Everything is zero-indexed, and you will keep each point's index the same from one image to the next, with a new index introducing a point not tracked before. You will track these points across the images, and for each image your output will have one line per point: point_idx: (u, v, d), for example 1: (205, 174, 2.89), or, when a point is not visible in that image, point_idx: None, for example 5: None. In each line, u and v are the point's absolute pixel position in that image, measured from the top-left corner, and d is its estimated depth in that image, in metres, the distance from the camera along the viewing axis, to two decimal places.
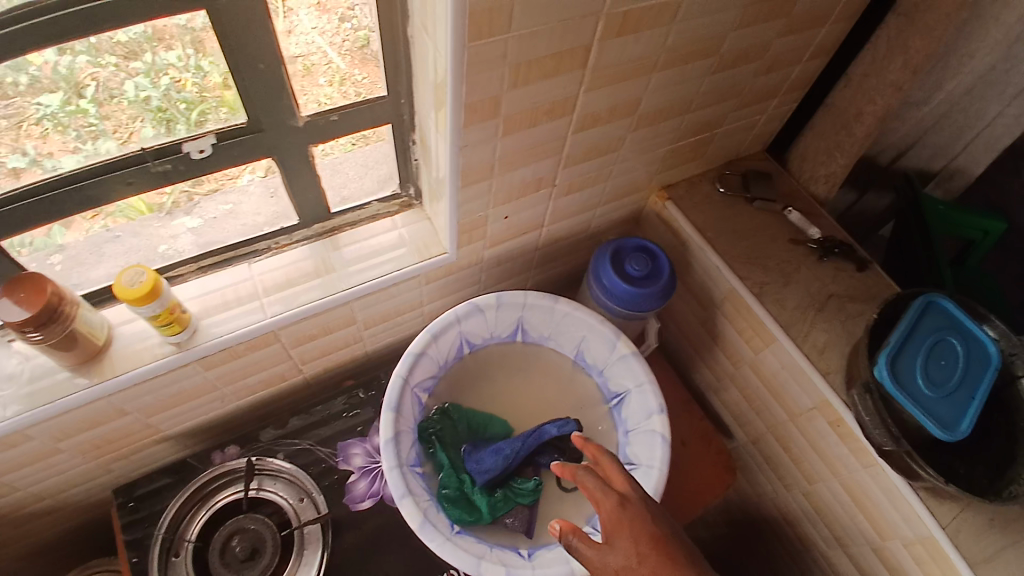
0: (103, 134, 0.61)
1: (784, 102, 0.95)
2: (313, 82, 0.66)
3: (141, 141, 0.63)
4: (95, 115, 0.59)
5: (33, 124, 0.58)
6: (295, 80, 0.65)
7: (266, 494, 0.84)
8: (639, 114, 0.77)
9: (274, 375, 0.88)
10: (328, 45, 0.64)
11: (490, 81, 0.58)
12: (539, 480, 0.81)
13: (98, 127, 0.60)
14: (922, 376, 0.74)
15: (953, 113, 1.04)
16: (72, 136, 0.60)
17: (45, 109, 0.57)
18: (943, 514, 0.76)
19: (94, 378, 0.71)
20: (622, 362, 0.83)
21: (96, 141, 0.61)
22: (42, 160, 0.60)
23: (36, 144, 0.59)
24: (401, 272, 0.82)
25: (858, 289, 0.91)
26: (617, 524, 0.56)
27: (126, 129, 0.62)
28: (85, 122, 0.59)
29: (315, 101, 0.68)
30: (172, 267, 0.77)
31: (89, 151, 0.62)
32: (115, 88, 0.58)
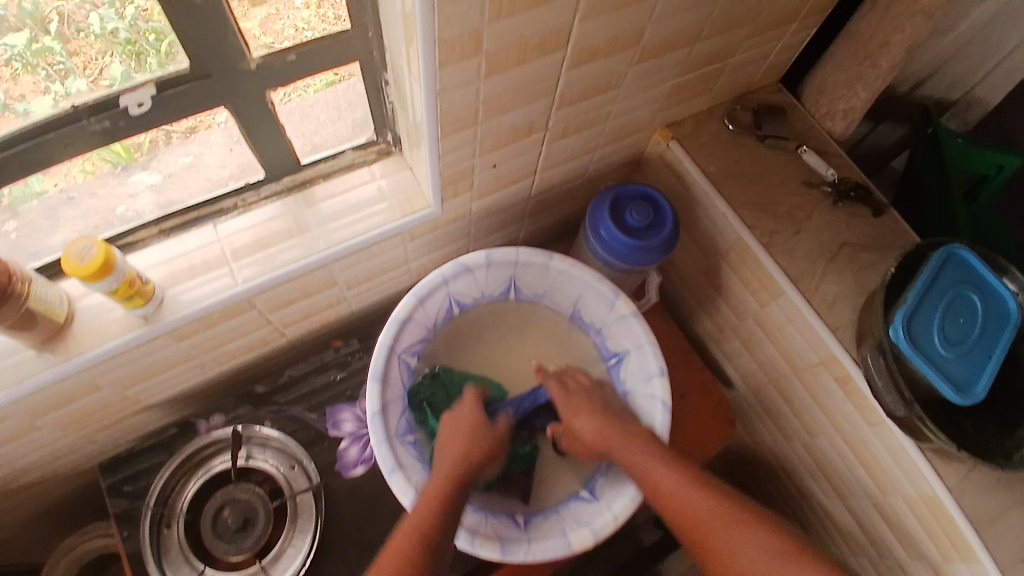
0: (72, 72, 0.54)
1: (802, 27, 0.85)
2: (288, 4, 0.57)
3: (110, 79, 0.55)
4: (62, 52, 0.52)
5: (1, 65, 0.51)
6: (237, 3, 0.54)
7: (256, 462, 0.84)
8: (642, 45, 0.68)
9: (254, 341, 0.83)
10: None
11: (469, 14, 0.49)
12: (533, 445, 0.80)
13: (66, 65, 0.53)
14: (940, 335, 0.70)
15: (984, 37, 0.94)
16: (42, 77, 0.53)
17: (10, 49, 0.51)
18: (948, 473, 0.75)
19: (61, 357, 0.66)
20: (621, 323, 0.78)
21: (65, 80, 0.54)
22: (12, 103, 0.53)
23: (5, 86, 0.52)
24: (382, 230, 0.75)
25: (872, 236, 0.85)
26: (570, 399, 0.75)
27: (95, 66, 0.54)
28: (52, 61, 0.53)
29: (292, 27, 0.59)
30: (132, 232, 0.71)
31: (59, 91, 0.54)
32: (81, 21, 0.51)
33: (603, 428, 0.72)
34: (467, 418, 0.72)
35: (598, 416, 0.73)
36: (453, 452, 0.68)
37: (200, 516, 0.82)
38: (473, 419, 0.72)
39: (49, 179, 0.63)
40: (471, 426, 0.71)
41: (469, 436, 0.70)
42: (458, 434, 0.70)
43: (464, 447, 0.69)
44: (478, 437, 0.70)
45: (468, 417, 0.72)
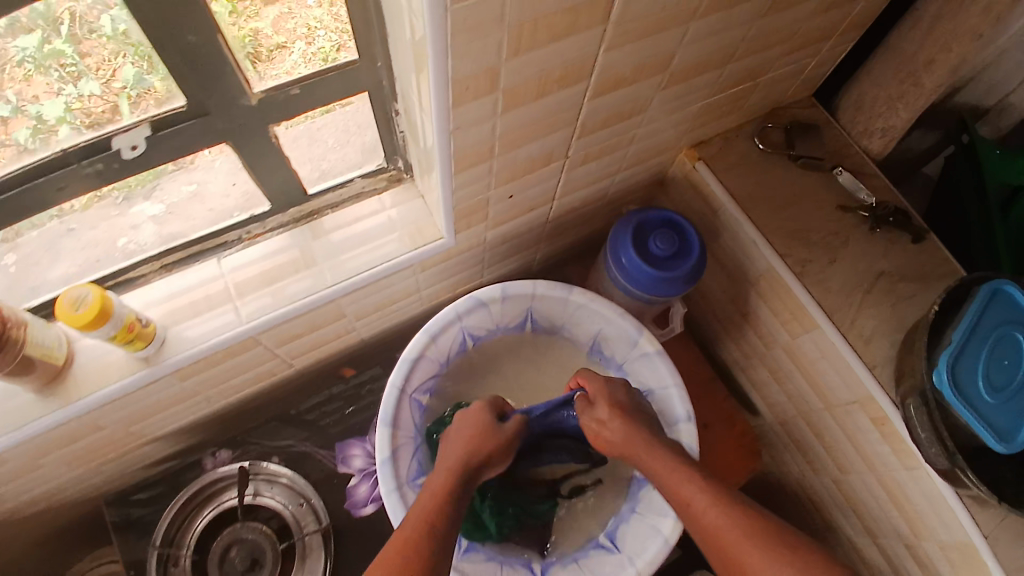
0: (84, 74, 0.50)
1: (840, 42, 0.80)
2: (300, 3, 0.52)
3: (123, 80, 0.51)
4: (74, 54, 0.48)
5: (15, 66, 0.47)
6: (241, 20, 0.50)
7: (262, 499, 0.83)
8: (670, 70, 0.63)
9: (262, 373, 0.80)
10: None
11: (485, 51, 0.46)
12: (552, 500, 0.78)
13: (78, 67, 0.49)
14: (984, 380, 0.65)
15: None
16: (55, 78, 0.50)
17: (23, 52, 0.47)
18: (985, 520, 0.70)
19: (61, 401, 0.64)
20: (644, 360, 0.74)
21: (78, 82, 0.50)
22: (25, 107, 0.50)
23: (18, 89, 0.49)
24: (392, 263, 0.72)
25: (912, 265, 0.80)
26: (603, 390, 0.68)
27: (108, 67, 0.50)
28: (64, 63, 0.49)
29: (305, 25, 0.54)
30: (135, 266, 0.68)
31: (73, 93, 0.51)
32: (93, 23, 0.46)
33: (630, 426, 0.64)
34: (474, 419, 0.67)
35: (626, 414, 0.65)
36: (455, 451, 0.63)
37: (207, 555, 0.81)
38: (477, 419, 0.67)
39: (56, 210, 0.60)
40: (476, 427, 0.66)
41: (472, 435, 0.64)
42: (461, 434, 0.65)
43: (465, 445, 0.63)
44: (483, 437, 0.65)
45: (476, 419, 0.67)
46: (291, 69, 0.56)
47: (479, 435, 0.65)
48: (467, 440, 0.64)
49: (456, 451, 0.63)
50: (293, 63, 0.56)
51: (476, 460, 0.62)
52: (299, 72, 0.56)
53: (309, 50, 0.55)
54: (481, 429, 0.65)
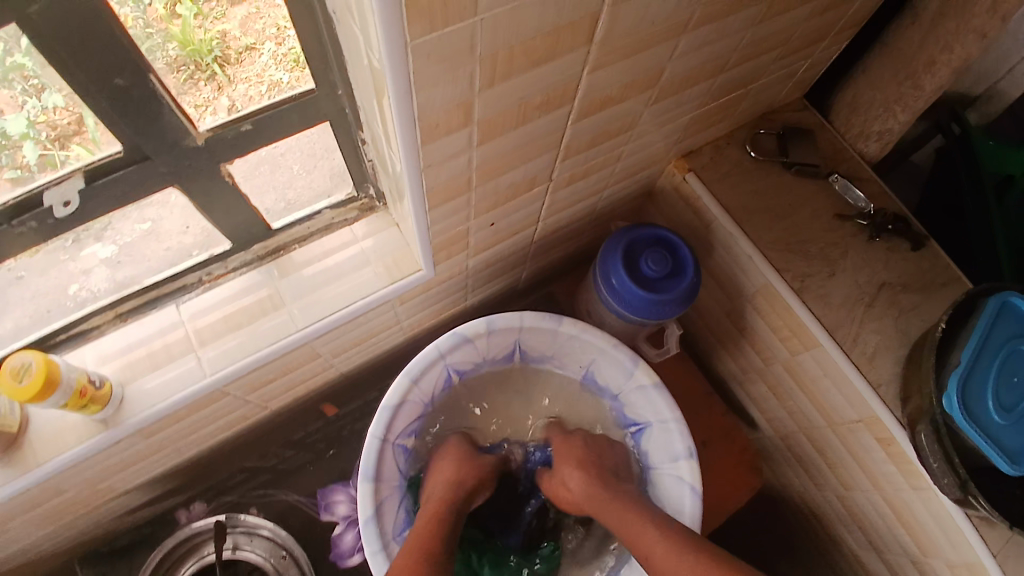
0: (48, 86, 0.43)
1: (833, 42, 0.75)
2: (267, 2, 0.46)
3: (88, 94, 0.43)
4: (36, 70, 0.41)
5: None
6: (200, 23, 0.45)
7: (242, 553, 0.78)
8: (661, 85, 0.58)
9: (235, 418, 0.75)
10: None
11: (457, 83, 0.41)
12: (555, 544, 0.77)
13: (43, 81, 0.42)
14: (994, 401, 0.61)
15: None
16: (19, 90, 0.43)
17: None
18: (994, 540, 0.67)
19: (16, 470, 0.58)
20: (640, 393, 0.70)
21: (42, 94, 0.44)
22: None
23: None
24: (368, 299, 0.67)
25: (914, 275, 0.76)
26: (565, 450, 0.71)
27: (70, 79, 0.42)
28: (27, 75, 0.42)
29: (275, 25, 0.48)
30: (86, 317, 0.62)
31: (37, 104, 0.45)
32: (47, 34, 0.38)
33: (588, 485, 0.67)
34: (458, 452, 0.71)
35: (584, 468, 0.69)
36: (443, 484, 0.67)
37: None
38: (461, 450, 0.71)
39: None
40: (461, 458, 0.70)
41: (458, 466, 0.69)
42: (447, 466, 0.69)
43: (451, 475, 0.68)
44: (467, 467, 0.69)
45: (460, 450, 0.71)
46: (263, 72, 0.51)
47: (464, 467, 0.69)
48: (454, 471, 0.68)
49: (442, 482, 0.67)
50: (264, 65, 0.51)
51: (461, 489, 0.67)
52: (271, 74, 0.51)
53: (280, 51, 0.50)
54: (465, 462, 0.70)
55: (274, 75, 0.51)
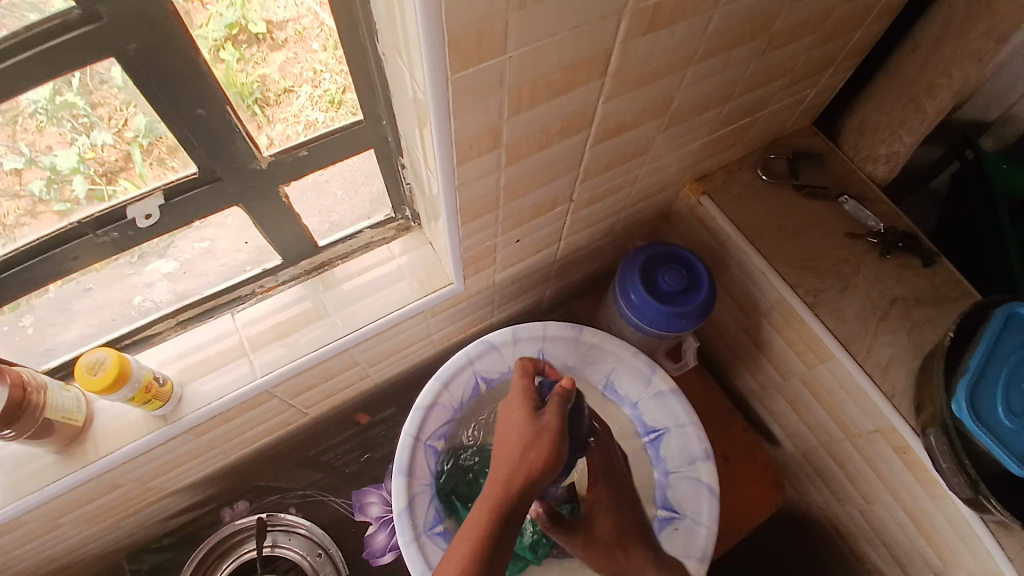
0: (96, 124, 0.50)
1: (838, 71, 0.80)
2: (306, 48, 0.52)
3: (136, 129, 0.51)
4: (85, 105, 0.48)
5: (27, 118, 0.47)
6: (247, 68, 0.51)
7: (281, 551, 0.83)
8: (671, 112, 0.64)
9: (278, 423, 0.81)
10: (321, 7, 0.49)
11: (487, 112, 0.47)
12: None
13: (91, 117, 0.49)
14: (1003, 405, 0.63)
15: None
16: (68, 128, 0.49)
17: (35, 104, 0.46)
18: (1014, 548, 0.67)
19: (81, 461, 0.65)
20: (658, 400, 0.76)
21: (91, 132, 0.50)
22: (38, 158, 0.51)
23: (31, 140, 0.49)
24: (404, 310, 0.73)
25: (925, 290, 0.79)
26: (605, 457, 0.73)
27: (119, 115, 0.50)
28: (76, 114, 0.48)
29: (309, 71, 0.54)
30: (150, 324, 0.70)
31: (85, 141, 0.51)
32: (104, 73, 0.45)
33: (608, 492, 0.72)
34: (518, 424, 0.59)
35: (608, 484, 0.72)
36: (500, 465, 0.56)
37: None
38: (522, 422, 0.59)
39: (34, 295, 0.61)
40: (523, 434, 0.57)
41: (518, 445, 0.56)
42: (506, 445, 0.57)
43: (511, 456, 0.56)
44: (528, 445, 0.57)
45: (523, 422, 0.59)
46: (299, 113, 0.57)
47: (526, 447, 0.56)
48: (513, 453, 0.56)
49: (502, 463, 0.56)
50: (301, 106, 0.57)
51: (525, 474, 0.55)
52: (308, 115, 0.58)
53: (317, 93, 0.56)
54: (525, 439, 0.57)
55: (310, 115, 0.58)
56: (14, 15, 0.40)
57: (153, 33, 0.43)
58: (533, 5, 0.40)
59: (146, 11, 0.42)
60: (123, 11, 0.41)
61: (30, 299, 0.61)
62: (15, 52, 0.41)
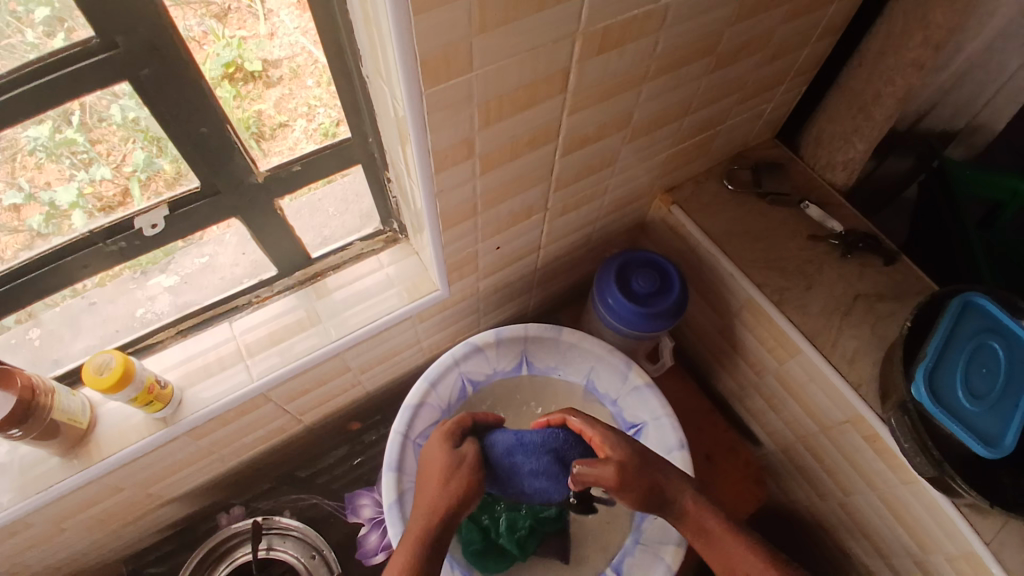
0: (96, 160, 0.56)
1: (792, 86, 0.87)
2: (300, 85, 0.59)
3: (133, 164, 0.58)
4: (85, 142, 0.54)
5: (26, 155, 0.53)
6: (241, 103, 0.57)
7: (276, 553, 0.87)
8: (633, 125, 0.70)
9: (274, 430, 0.85)
10: (315, 45, 0.56)
11: (460, 124, 0.53)
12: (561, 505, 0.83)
13: (90, 154, 0.55)
14: (964, 389, 0.67)
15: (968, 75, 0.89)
16: (67, 164, 0.55)
17: (35, 141, 0.52)
18: (984, 527, 0.70)
19: (84, 462, 0.69)
20: (636, 395, 0.81)
21: (89, 168, 0.57)
22: (38, 194, 0.57)
23: (30, 176, 0.55)
24: (392, 315, 0.77)
25: (885, 286, 0.84)
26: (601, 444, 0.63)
27: (118, 152, 0.56)
28: (75, 150, 0.54)
29: (305, 104, 0.61)
30: (151, 334, 0.74)
31: (83, 177, 0.57)
32: (102, 111, 0.52)
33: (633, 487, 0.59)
34: (435, 465, 0.64)
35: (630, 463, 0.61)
36: (420, 505, 0.61)
37: None
38: (440, 458, 0.64)
39: (22, 313, 0.65)
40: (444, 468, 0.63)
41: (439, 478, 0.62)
42: (428, 479, 0.63)
43: (436, 492, 0.61)
44: (446, 477, 0.63)
45: (442, 457, 0.64)
46: (294, 145, 0.64)
47: (449, 476, 0.63)
48: (433, 487, 0.62)
49: (420, 508, 0.60)
50: (296, 138, 0.64)
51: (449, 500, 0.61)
52: (302, 147, 0.65)
53: (311, 126, 0.63)
54: (445, 469, 0.63)
55: (304, 147, 0.65)
56: (14, 55, 0.46)
57: (161, 60, 0.49)
58: (495, 28, 0.46)
59: (157, 41, 0.48)
60: (136, 39, 0.47)
61: (15, 324, 0.66)
62: (21, 82, 0.46)
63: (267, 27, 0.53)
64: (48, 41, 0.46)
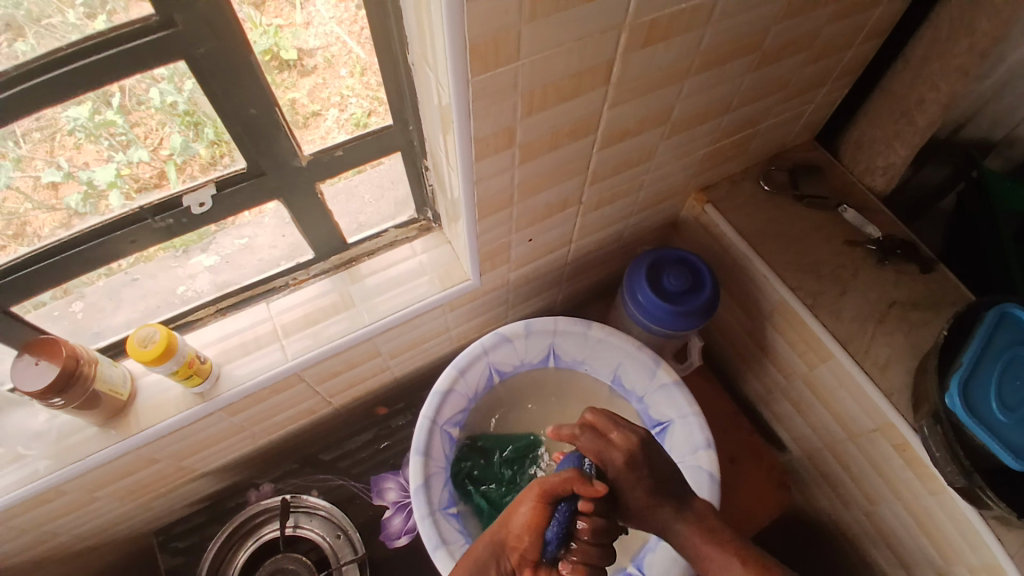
0: (133, 142, 0.58)
1: (834, 88, 0.86)
2: (334, 75, 0.61)
3: (170, 148, 0.60)
4: (124, 124, 0.56)
5: (66, 135, 0.55)
6: (279, 94, 0.59)
7: (303, 531, 0.90)
8: (672, 121, 0.69)
9: (303, 410, 0.88)
10: (348, 35, 0.58)
11: (501, 113, 0.54)
12: None
13: (128, 136, 0.57)
14: (999, 401, 0.66)
15: (1017, 83, 0.86)
16: (105, 145, 0.57)
17: (75, 122, 0.54)
18: (1014, 543, 0.69)
19: (122, 433, 0.71)
20: (663, 391, 0.82)
21: (127, 149, 0.59)
22: (76, 173, 0.58)
23: (69, 156, 0.57)
24: (423, 302, 0.78)
25: (923, 294, 0.82)
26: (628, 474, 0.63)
27: (155, 135, 0.59)
28: (114, 132, 0.56)
29: (338, 95, 0.63)
30: (192, 311, 0.76)
31: (121, 159, 0.59)
32: (141, 94, 0.54)
33: (648, 510, 0.64)
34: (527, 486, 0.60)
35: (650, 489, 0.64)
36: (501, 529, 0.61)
37: (255, 572, 0.89)
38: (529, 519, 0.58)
39: (60, 289, 0.67)
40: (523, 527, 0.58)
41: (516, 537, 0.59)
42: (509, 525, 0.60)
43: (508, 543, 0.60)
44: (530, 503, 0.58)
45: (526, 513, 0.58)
46: (326, 133, 0.65)
47: (541, 524, 0.57)
48: (524, 530, 0.58)
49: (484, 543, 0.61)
50: (328, 128, 0.65)
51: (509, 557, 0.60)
52: (333, 136, 0.66)
53: (342, 116, 0.65)
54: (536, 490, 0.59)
55: (335, 136, 0.66)
56: (54, 36, 0.48)
57: (215, 41, 0.51)
58: (543, 17, 0.46)
59: (214, 21, 0.49)
60: (193, 19, 0.49)
61: (54, 299, 0.68)
62: (77, 56, 0.48)
63: (303, 16, 0.55)
64: (90, 23, 0.48)
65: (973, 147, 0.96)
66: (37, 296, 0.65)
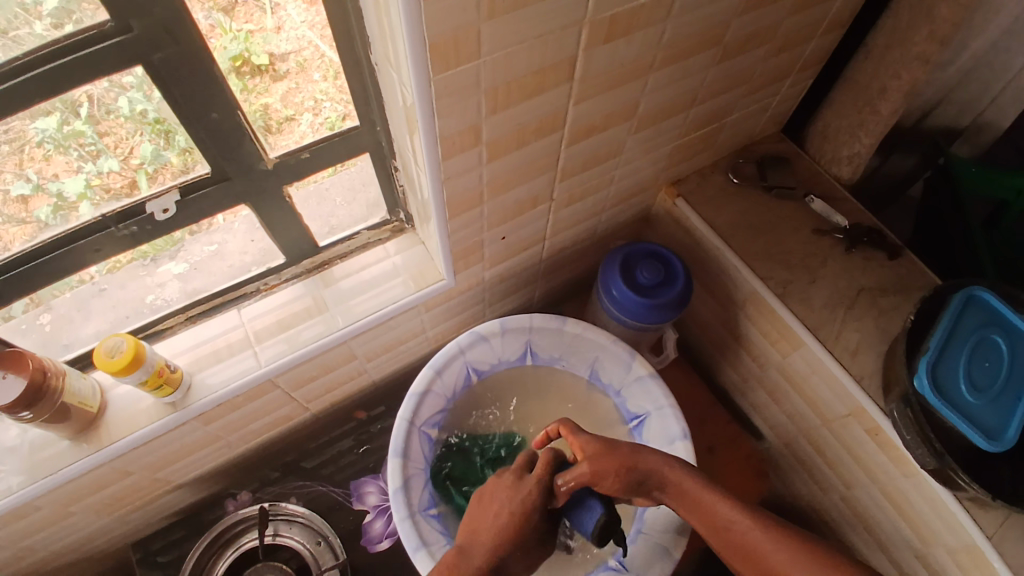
0: (103, 152, 0.58)
1: (798, 80, 0.87)
2: (307, 79, 0.61)
3: (141, 156, 0.59)
4: (92, 134, 0.55)
5: (35, 147, 0.54)
6: (245, 99, 0.58)
7: (283, 539, 0.88)
8: (639, 116, 0.70)
9: (280, 417, 0.87)
10: (321, 40, 0.57)
11: (468, 111, 0.54)
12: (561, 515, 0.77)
13: (97, 145, 0.57)
14: (966, 382, 0.67)
15: (974, 72, 0.88)
16: (74, 156, 0.57)
17: (43, 133, 0.53)
18: (986, 522, 0.71)
19: (94, 446, 0.69)
20: (639, 383, 0.83)
21: (97, 159, 0.58)
22: (46, 184, 0.58)
23: (38, 168, 0.56)
24: (398, 304, 0.78)
25: (889, 280, 0.84)
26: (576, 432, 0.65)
27: (125, 145, 0.58)
28: (83, 142, 0.56)
29: (311, 98, 0.63)
30: (161, 320, 0.75)
31: (91, 170, 0.58)
32: (110, 104, 0.53)
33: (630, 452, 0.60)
34: (506, 483, 0.63)
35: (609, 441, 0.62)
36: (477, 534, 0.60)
37: None
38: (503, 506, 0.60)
39: (31, 300, 0.66)
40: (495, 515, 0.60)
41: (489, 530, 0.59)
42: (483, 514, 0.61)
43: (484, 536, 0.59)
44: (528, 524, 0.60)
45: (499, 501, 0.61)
46: (299, 138, 0.65)
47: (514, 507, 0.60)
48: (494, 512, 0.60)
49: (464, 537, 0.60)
50: (302, 132, 0.65)
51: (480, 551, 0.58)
52: (307, 140, 0.66)
53: (316, 120, 0.65)
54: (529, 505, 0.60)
55: (308, 140, 0.66)
56: (20, 48, 0.47)
57: (175, 45, 0.50)
58: (503, 14, 0.46)
59: (173, 25, 0.49)
60: (152, 24, 0.48)
61: (24, 312, 0.67)
62: (39, 64, 0.47)
63: (274, 20, 0.54)
64: (56, 32, 0.47)
65: (937, 135, 0.98)
66: (5, 307, 0.64)
